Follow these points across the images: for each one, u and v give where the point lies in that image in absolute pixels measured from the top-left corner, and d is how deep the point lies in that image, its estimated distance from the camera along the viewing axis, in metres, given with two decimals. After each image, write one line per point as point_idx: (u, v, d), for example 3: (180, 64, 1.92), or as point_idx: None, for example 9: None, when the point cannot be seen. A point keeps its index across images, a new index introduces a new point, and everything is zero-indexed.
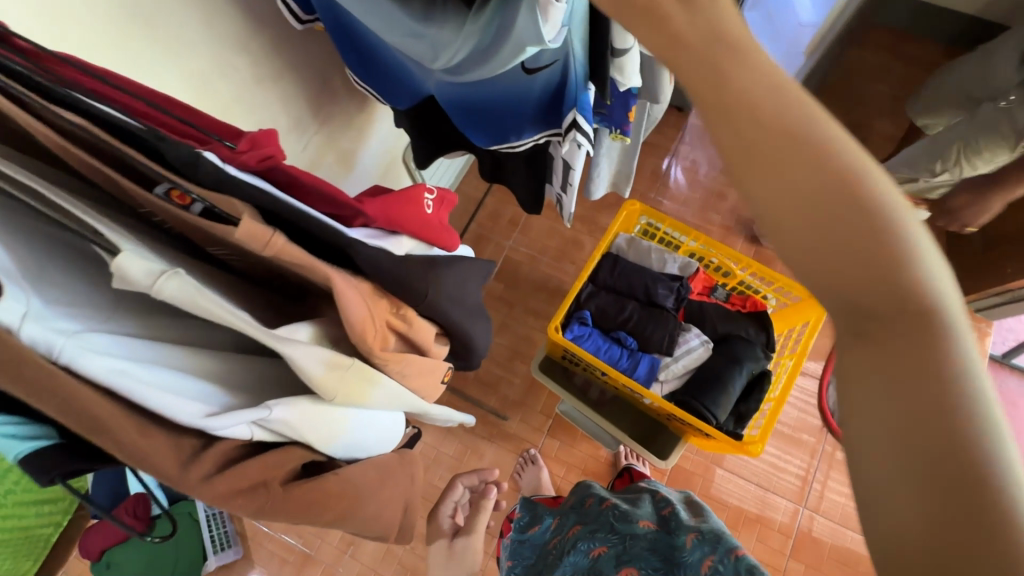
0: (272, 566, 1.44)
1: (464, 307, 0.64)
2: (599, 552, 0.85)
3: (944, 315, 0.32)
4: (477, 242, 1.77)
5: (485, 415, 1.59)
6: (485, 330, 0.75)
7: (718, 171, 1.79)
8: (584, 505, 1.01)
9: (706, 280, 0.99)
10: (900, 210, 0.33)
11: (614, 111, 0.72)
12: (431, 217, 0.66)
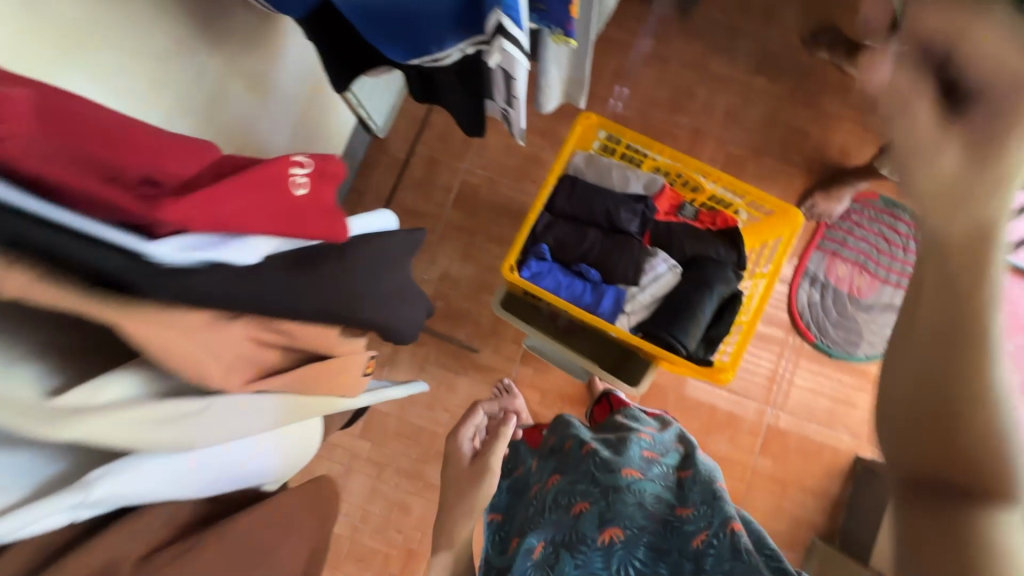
0: None
1: (365, 294, 0.61)
2: (581, 509, 0.87)
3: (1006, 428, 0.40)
4: (429, 166, 1.63)
5: (455, 349, 1.56)
6: (404, 313, 0.70)
7: (685, 67, 1.64)
8: (567, 453, 1.03)
9: (673, 197, 0.90)
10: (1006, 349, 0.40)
11: (553, 5, 0.58)
12: (297, 202, 0.56)
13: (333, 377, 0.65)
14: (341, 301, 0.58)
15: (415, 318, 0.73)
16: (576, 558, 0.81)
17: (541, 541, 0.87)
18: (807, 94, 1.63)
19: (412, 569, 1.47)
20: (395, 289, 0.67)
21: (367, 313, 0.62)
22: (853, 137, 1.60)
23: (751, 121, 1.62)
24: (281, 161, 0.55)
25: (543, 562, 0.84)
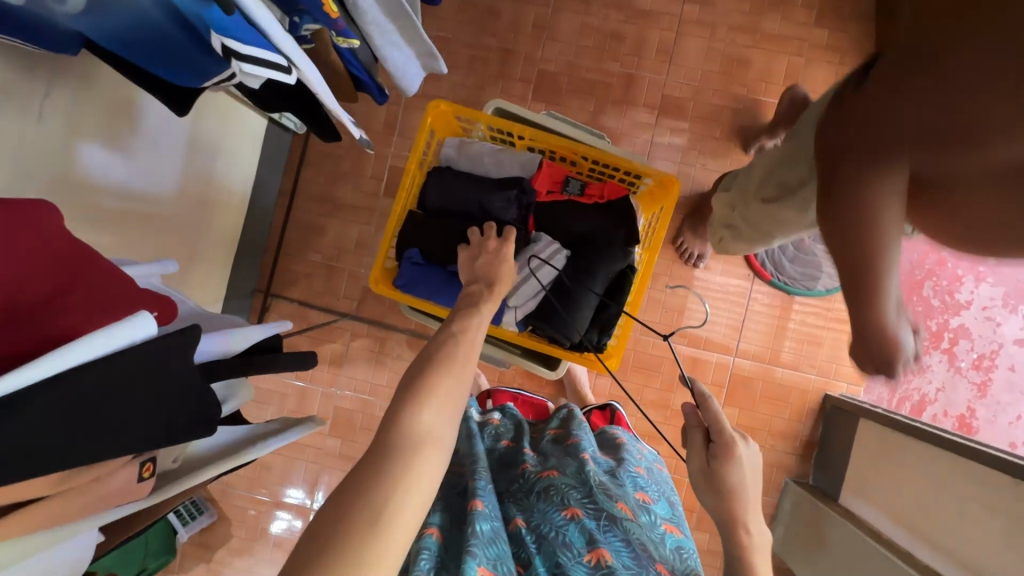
0: (249, 517, 1.57)
1: (120, 418, 0.49)
2: (574, 514, 0.79)
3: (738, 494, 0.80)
4: (355, 155, 1.57)
5: (409, 338, 1.55)
6: (190, 398, 0.57)
7: (610, 7, 1.51)
8: (566, 447, 0.95)
9: (554, 174, 0.88)
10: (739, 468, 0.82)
11: (313, 9, 0.54)
12: None
13: (100, 500, 0.54)
14: (61, 450, 0.45)
15: (203, 408, 0.59)
16: (557, 559, 0.73)
17: (523, 518, 0.80)
18: (746, 17, 1.49)
19: None
20: (171, 392, 0.54)
21: (129, 440, 0.51)
22: (799, 58, 1.48)
23: (687, 56, 1.50)
24: None
25: (520, 540, 0.77)
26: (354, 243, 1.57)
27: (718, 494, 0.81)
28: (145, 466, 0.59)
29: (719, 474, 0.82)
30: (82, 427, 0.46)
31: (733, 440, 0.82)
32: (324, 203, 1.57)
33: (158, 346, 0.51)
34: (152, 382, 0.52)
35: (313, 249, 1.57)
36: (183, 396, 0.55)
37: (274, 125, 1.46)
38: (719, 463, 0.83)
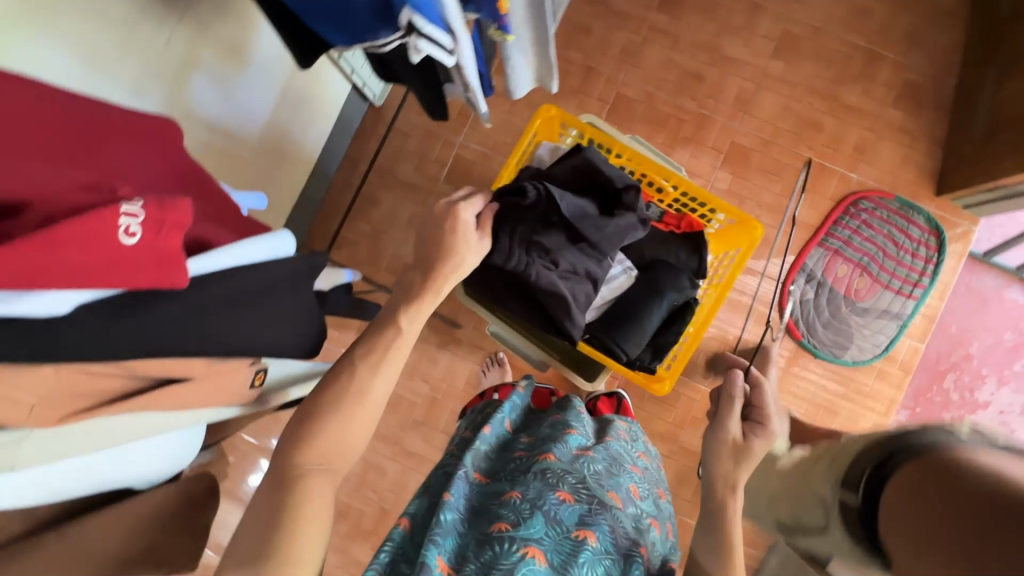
0: (247, 463, 1.61)
1: (248, 327, 0.60)
2: (567, 498, 0.70)
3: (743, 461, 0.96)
4: (424, 138, 1.61)
5: (439, 322, 1.58)
6: (303, 314, 0.68)
7: (698, 47, 1.56)
8: (557, 435, 0.86)
9: (639, 197, 0.95)
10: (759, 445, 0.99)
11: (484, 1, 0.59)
12: (140, 247, 0.47)
13: (213, 392, 0.62)
14: (192, 341, 0.55)
15: (307, 331, 0.70)
16: (543, 536, 0.65)
17: (517, 490, 0.71)
18: (827, 83, 1.54)
19: (382, 527, 1.54)
20: (285, 311, 0.64)
21: (254, 343, 0.62)
22: (870, 133, 1.52)
23: (763, 109, 1.54)
24: (105, 213, 0.45)
25: (515, 505, 0.68)
26: (404, 221, 1.60)
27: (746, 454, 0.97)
28: (257, 376, 0.68)
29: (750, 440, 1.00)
30: (205, 322, 0.56)
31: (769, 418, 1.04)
32: (383, 176, 1.61)
33: (293, 268, 0.62)
34: (281, 300, 0.63)
35: (365, 219, 1.61)
36: (303, 326, 0.69)
37: (355, 92, 1.50)
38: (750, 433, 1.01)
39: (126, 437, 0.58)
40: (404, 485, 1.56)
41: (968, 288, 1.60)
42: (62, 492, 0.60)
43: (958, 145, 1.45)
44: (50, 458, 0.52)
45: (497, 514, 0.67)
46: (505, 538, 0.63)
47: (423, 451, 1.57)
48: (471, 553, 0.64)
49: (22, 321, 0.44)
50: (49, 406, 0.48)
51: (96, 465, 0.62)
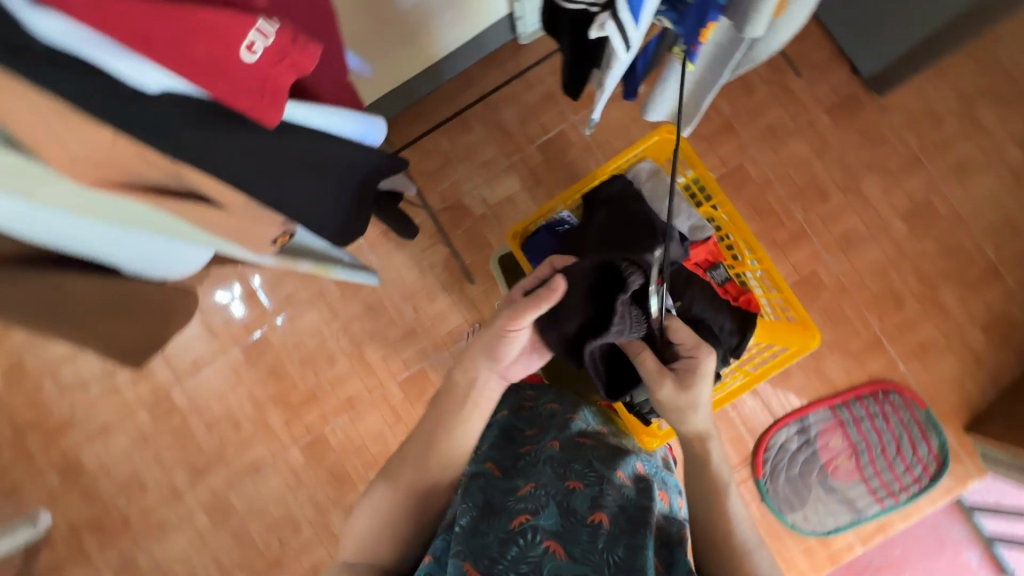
0: (224, 283, 1.64)
1: (303, 198, 0.60)
2: (575, 484, 0.73)
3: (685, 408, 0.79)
4: (543, 98, 1.56)
5: (456, 267, 1.58)
6: (351, 214, 0.69)
7: (839, 167, 1.49)
8: (562, 421, 0.87)
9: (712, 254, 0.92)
10: (690, 370, 0.79)
11: (688, 21, 0.61)
12: (254, 71, 0.45)
13: (235, 230, 0.64)
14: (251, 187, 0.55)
15: (347, 228, 0.70)
16: (557, 527, 0.67)
17: (530, 483, 0.74)
18: (933, 271, 1.46)
19: (305, 409, 1.61)
20: (340, 198, 0.65)
21: (301, 216, 0.62)
22: (941, 339, 1.46)
23: (860, 260, 1.47)
24: (237, 22, 0.42)
25: (529, 499, 0.70)
26: (480, 161, 1.58)
27: (691, 410, 0.79)
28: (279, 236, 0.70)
29: (690, 387, 0.78)
30: (273, 173, 0.55)
31: (701, 347, 0.80)
32: (486, 111, 1.58)
33: (366, 163, 0.64)
34: (336, 180, 0.62)
35: (448, 138, 1.58)
36: (341, 218, 0.67)
37: (509, 20, 1.45)
38: (676, 386, 0.78)
39: (146, 223, 0.62)
40: (342, 387, 1.61)
41: (934, 526, 1.56)
42: (59, 237, 0.63)
43: (1013, 398, 1.39)
44: (67, 201, 0.55)
45: (514, 509, 0.69)
46: (527, 533, 0.65)
47: (377, 365, 1.59)
48: (495, 553, 0.64)
49: (112, 79, 0.43)
50: (89, 162, 0.48)
51: (98, 231, 0.64)
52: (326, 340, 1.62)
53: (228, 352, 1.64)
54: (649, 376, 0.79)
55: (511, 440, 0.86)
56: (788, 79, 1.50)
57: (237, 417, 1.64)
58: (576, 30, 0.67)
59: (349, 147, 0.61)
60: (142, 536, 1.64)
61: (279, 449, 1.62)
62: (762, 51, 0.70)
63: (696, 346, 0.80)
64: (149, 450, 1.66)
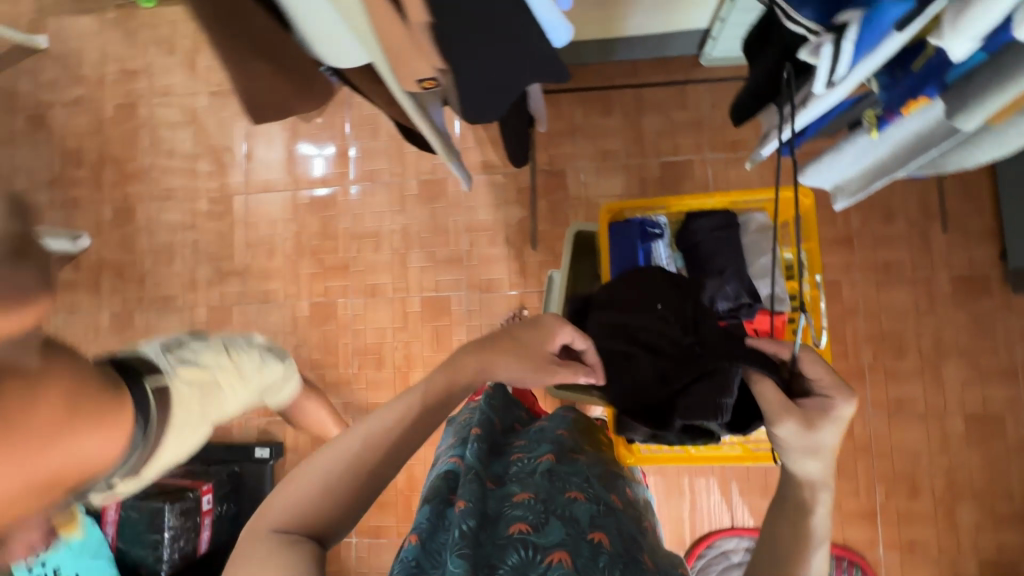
0: (327, 130, 1.71)
1: (475, 57, 0.58)
2: (576, 497, 0.72)
3: (804, 447, 0.64)
4: (690, 123, 1.54)
5: (527, 228, 1.59)
6: (502, 99, 0.64)
7: (930, 336, 1.40)
8: (557, 441, 0.83)
9: (776, 330, 0.84)
10: (830, 409, 0.66)
11: (903, 84, 0.61)
12: None
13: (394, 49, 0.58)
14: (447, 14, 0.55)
15: (489, 115, 0.65)
16: (561, 539, 0.64)
17: (526, 492, 0.70)
18: (964, 483, 1.37)
19: (332, 274, 1.68)
20: (502, 80, 0.62)
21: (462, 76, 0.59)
22: (933, 548, 1.37)
23: (899, 432, 1.40)
24: None
25: (531, 509, 0.67)
26: (602, 148, 1.57)
27: (819, 455, 0.64)
28: (426, 77, 0.63)
29: (819, 429, 0.64)
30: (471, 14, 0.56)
31: (849, 394, 0.67)
32: (633, 107, 1.56)
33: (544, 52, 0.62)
34: (511, 56, 0.60)
35: (585, 111, 1.58)
36: (483, 108, 0.64)
37: (703, 36, 1.42)
38: (806, 420, 0.65)
39: None
40: (372, 274, 1.66)
41: None
42: None
43: None
44: None
45: (510, 516, 0.66)
46: (527, 548, 0.62)
47: (412, 272, 1.64)
48: (491, 560, 0.60)
49: None
50: None
51: None
52: (383, 225, 1.67)
53: (297, 192, 1.72)
54: (772, 405, 0.66)
55: (499, 451, 0.83)
56: (932, 229, 1.42)
57: (275, 249, 1.72)
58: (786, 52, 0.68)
59: (536, 34, 0.60)
60: (148, 299, 1.76)
61: (293, 295, 1.70)
62: (954, 163, 0.67)
63: (836, 386, 0.68)
64: (192, 234, 1.77)
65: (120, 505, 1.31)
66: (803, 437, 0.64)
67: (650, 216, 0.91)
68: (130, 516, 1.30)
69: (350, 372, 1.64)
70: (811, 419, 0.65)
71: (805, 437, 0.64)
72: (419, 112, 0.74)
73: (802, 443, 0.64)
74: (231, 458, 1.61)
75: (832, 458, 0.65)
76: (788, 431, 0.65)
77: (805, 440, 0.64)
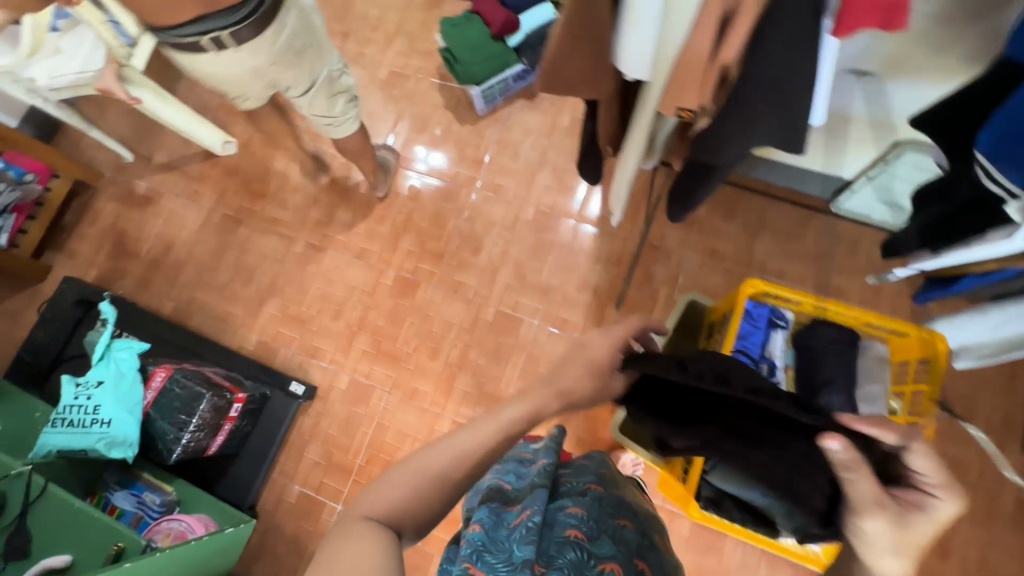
0: (476, 137, 1.87)
1: (739, 120, 0.75)
2: (623, 524, 0.75)
3: (886, 544, 0.61)
4: (801, 257, 1.61)
5: (616, 289, 1.66)
6: (728, 152, 0.80)
7: (975, 550, 1.34)
8: (602, 474, 0.86)
9: None
10: (929, 508, 0.62)
11: None
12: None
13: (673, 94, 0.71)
14: (751, 84, 0.71)
15: (708, 152, 0.82)
16: (607, 553, 0.68)
17: (580, 506, 0.74)
18: None
19: (426, 257, 1.78)
20: (742, 137, 0.77)
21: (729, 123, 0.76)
22: None
23: None
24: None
25: (584, 520, 0.71)
26: (711, 247, 1.65)
27: (901, 556, 0.61)
28: (686, 110, 0.73)
29: (908, 530, 0.61)
30: (767, 89, 0.71)
31: (953, 496, 0.62)
32: (754, 222, 1.65)
33: (785, 136, 0.75)
34: (766, 123, 0.75)
35: (707, 209, 1.68)
36: (713, 149, 0.80)
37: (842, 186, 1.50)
38: (896, 518, 0.61)
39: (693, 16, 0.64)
40: (462, 272, 1.75)
41: None
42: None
43: None
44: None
45: (565, 520, 0.70)
46: (581, 551, 0.66)
47: (497, 284, 1.72)
48: (551, 553, 0.65)
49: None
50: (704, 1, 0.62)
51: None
52: (488, 234, 1.77)
53: (426, 178, 1.86)
54: (865, 499, 0.62)
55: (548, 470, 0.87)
56: (1008, 446, 1.39)
57: (386, 216, 1.84)
58: (979, 189, 0.75)
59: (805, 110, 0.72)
60: (260, 215, 1.90)
61: (384, 263, 1.79)
62: None
63: (945, 485, 0.62)
64: (320, 176, 1.92)
65: (167, 376, 1.34)
66: (894, 535, 0.61)
67: (779, 308, 0.96)
68: (171, 391, 1.33)
69: (404, 350, 1.70)
70: (902, 518, 0.61)
71: (895, 536, 0.61)
72: (646, 134, 0.86)
73: (895, 543, 0.61)
74: (266, 381, 1.66)
75: (921, 559, 0.61)
76: (880, 526, 0.61)
77: (893, 539, 0.61)
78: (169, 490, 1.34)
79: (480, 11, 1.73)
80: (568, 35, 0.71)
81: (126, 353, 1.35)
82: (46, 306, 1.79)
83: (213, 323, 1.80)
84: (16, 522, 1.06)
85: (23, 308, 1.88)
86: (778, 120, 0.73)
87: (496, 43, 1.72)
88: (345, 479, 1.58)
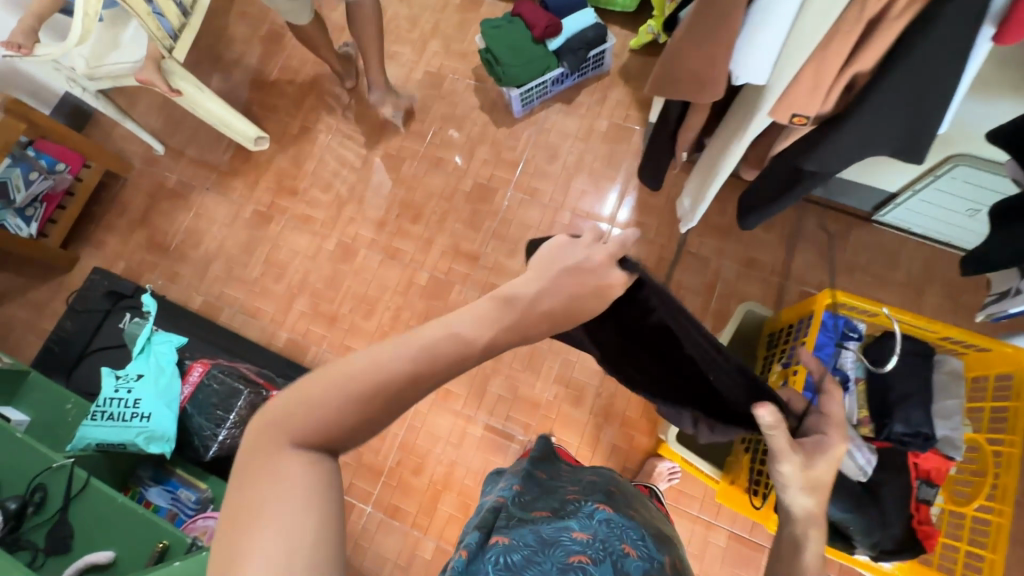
0: (512, 139, 1.86)
1: (863, 129, 0.78)
2: (629, 550, 0.66)
3: (800, 481, 0.69)
4: (840, 269, 1.60)
5: None
6: (841, 157, 0.84)
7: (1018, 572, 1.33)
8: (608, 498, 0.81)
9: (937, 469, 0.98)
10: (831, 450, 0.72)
11: None
12: None
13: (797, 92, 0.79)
14: (888, 96, 0.73)
15: (827, 162, 0.85)
16: None
17: (585, 531, 0.68)
18: None
19: (460, 257, 1.77)
20: (865, 146, 0.80)
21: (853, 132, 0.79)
22: None
23: None
24: None
25: (584, 544, 0.64)
26: (749, 256, 1.65)
27: (810, 492, 0.69)
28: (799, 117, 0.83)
29: (814, 469, 0.70)
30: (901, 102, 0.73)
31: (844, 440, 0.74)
32: (793, 232, 1.64)
33: (908, 147, 0.79)
34: (892, 135, 0.78)
35: None
36: (831, 159, 0.84)
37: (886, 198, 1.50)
38: (804, 459, 0.70)
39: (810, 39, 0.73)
40: (496, 274, 1.74)
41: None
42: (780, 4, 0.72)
43: None
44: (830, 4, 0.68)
45: (567, 545, 0.64)
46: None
47: None
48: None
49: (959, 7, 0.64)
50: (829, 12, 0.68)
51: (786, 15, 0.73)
52: (524, 236, 1.76)
53: (461, 179, 1.85)
54: (781, 447, 0.70)
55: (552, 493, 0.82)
56: None
57: (420, 216, 1.83)
58: None
59: (935, 122, 0.75)
60: (292, 210, 1.89)
61: (417, 262, 1.78)
62: None
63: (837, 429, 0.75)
64: (353, 174, 1.90)
65: (204, 371, 1.34)
66: (806, 473, 0.70)
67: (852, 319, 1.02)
68: (208, 386, 1.31)
69: None
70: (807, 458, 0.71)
71: (802, 472, 0.70)
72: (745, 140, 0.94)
73: (805, 479, 0.69)
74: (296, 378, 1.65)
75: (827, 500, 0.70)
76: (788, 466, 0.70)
77: (804, 475, 0.69)
78: (204, 488, 1.31)
79: (521, 13, 1.74)
80: (696, 41, 0.81)
81: (165, 347, 1.35)
82: (77, 297, 1.80)
83: (243, 319, 1.78)
84: (60, 515, 1.05)
85: (50, 298, 1.86)
86: (903, 128, 0.76)
87: (537, 45, 1.72)
88: (377, 480, 1.56)
